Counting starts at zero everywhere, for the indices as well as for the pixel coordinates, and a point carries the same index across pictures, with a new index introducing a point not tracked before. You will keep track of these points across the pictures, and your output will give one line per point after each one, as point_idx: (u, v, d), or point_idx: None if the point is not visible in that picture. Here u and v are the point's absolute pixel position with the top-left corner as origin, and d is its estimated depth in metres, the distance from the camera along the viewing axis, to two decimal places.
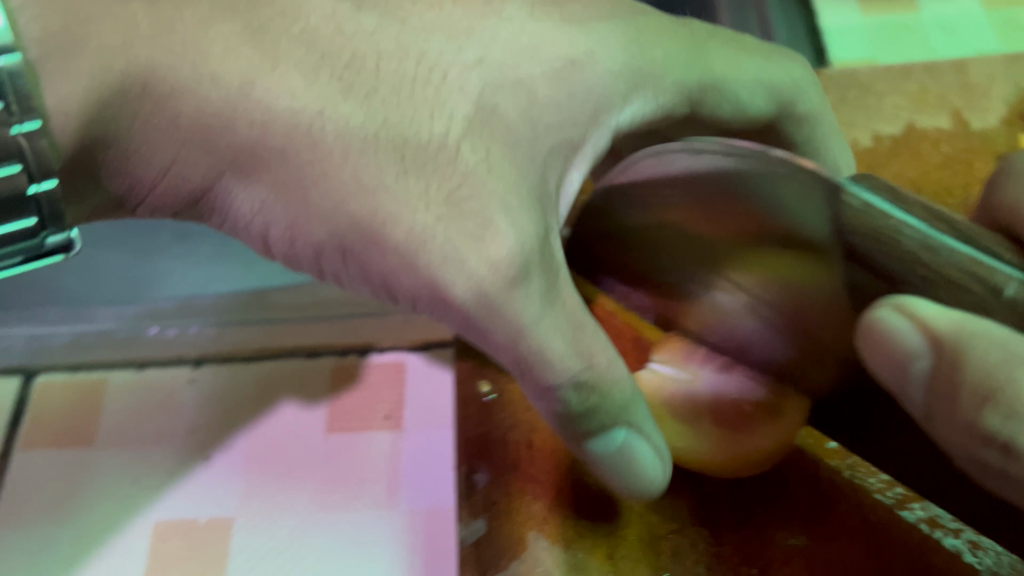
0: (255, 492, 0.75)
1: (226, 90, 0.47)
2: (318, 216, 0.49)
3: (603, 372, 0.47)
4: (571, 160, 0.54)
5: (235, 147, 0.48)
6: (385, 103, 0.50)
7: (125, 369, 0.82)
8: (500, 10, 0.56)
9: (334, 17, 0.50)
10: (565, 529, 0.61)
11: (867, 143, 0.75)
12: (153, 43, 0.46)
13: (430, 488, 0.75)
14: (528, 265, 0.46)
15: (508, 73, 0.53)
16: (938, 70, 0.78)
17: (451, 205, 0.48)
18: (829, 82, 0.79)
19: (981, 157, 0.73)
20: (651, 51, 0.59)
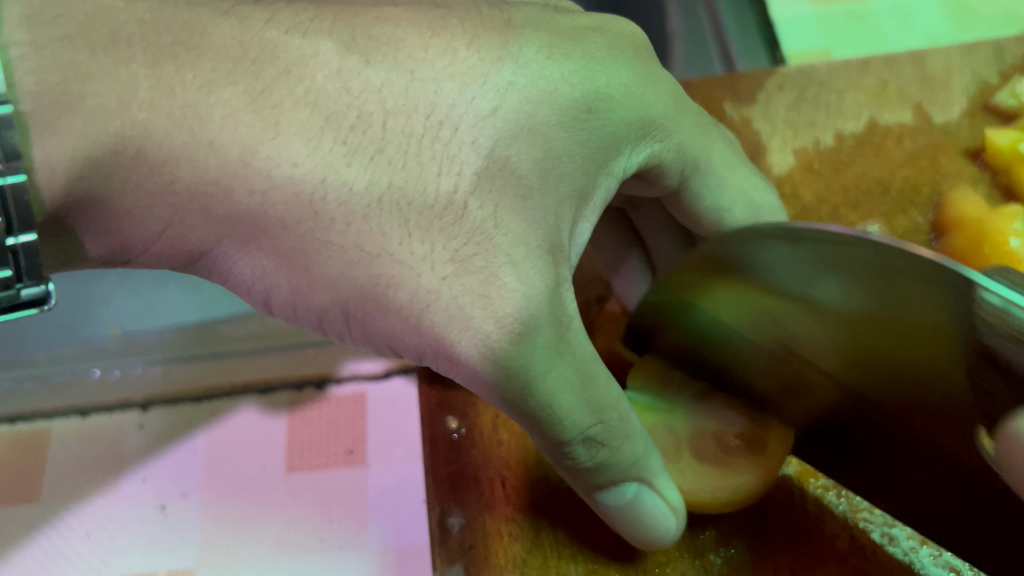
0: (213, 541, 0.74)
1: (225, 157, 0.41)
2: (322, 284, 0.45)
3: (614, 429, 0.49)
4: (582, 211, 0.51)
5: (233, 213, 0.43)
6: (393, 164, 0.44)
7: (70, 420, 0.81)
8: (516, 53, 0.48)
9: (338, 74, 0.44)
10: (548, 570, 0.58)
11: (830, 143, 0.73)
12: (154, 105, 0.40)
13: (395, 524, 0.74)
14: (536, 319, 0.44)
15: (525, 123, 0.47)
16: (896, 63, 0.77)
17: (458, 262, 0.44)
18: (787, 80, 0.77)
19: (945, 153, 0.72)
20: (662, 99, 0.54)
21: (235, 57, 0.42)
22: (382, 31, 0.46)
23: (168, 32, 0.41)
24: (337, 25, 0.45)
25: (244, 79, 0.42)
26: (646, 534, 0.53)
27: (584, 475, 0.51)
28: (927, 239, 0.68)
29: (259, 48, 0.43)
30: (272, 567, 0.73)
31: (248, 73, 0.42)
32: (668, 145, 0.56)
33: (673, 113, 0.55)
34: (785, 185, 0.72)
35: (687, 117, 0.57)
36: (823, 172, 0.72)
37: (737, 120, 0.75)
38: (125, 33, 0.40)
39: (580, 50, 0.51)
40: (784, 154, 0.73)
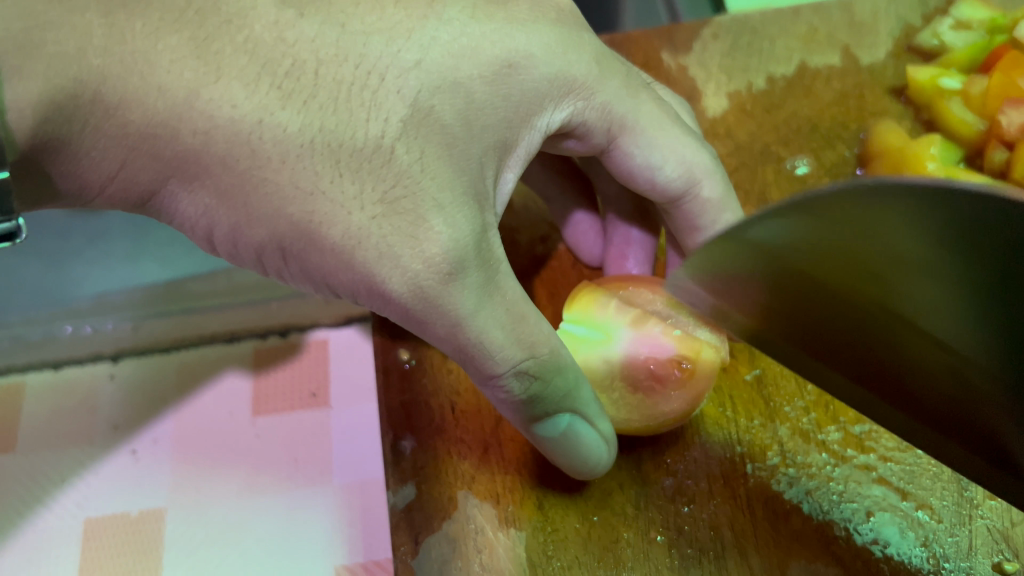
0: (183, 481, 0.78)
1: (172, 101, 0.43)
2: (258, 220, 0.46)
3: (546, 361, 0.50)
4: (505, 162, 0.54)
5: (182, 153, 0.44)
6: (324, 108, 0.46)
7: (42, 373, 0.84)
8: (441, 11, 0.51)
9: (275, 25, 0.45)
10: (495, 486, 0.61)
11: (762, 86, 0.77)
12: (106, 52, 0.41)
13: (359, 462, 0.79)
14: (462, 259, 0.47)
15: (448, 75, 0.49)
16: (826, 9, 0.80)
17: (386, 204, 0.46)
18: (721, 29, 0.80)
19: (872, 91, 0.76)
20: (586, 58, 0.56)
21: (179, 7, 0.43)
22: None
23: None
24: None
25: (188, 28, 0.43)
26: (585, 461, 0.56)
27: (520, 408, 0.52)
28: (852, 170, 0.72)
29: (202, 1, 0.44)
30: (240, 504, 0.76)
31: (191, 22, 0.43)
32: (591, 104, 0.58)
33: (602, 73, 0.57)
34: (720, 125, 0.75)
35: (611, 77, 0.58)
36: (755, 113, 0.75)
37: (674, 68, 0.78)
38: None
39: (504, 12, 0.53)
40: (718, 98, 0.77)
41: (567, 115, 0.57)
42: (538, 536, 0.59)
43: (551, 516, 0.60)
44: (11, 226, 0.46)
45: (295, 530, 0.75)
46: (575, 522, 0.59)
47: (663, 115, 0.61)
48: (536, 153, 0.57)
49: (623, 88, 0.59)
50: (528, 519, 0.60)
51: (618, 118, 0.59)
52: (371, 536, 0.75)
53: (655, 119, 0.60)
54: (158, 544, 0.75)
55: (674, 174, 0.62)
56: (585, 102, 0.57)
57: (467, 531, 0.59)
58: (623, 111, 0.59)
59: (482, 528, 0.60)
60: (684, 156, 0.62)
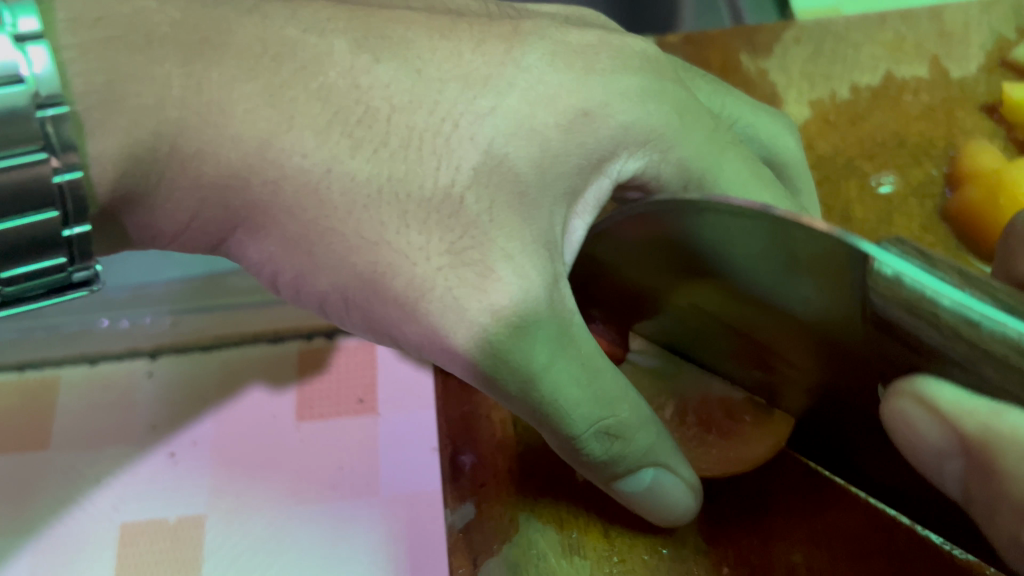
0: (225, 487, 0.75)
1: (245, 151, 0.41)
2: (324, 269, 0.44)
3: (626, 420, 0.48)
4: (572, 208, 0.48)
5: (249, 204, 0.42)
6: (394, 156, 0.43)
7: (79, 367, 0.81)
8: (519, 57, 0.47)
9: (349, 70, 0.43)
10: (555, 509, 0.58)
11: (846, 96, 0.73)
12: (186, 104, 0.39)
13: (408, 473, 0.76)
14: (533, 315, 0.43)
15: (526, 121, 0.45)
16: (915, 17, 0.76)
17: (454, 254, 0.43)
18: (804, 33, 0.76)
19: (963, 107, 0.72)
20: (667, 107, 0.51)
21: (256, 54, 0.41)
22: (393, 31, 0.45)
23: (198, 29, 0.40)
24: (352, 23, 0.44)
25: (263, 75, 0.41)
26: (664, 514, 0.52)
27: (597, 467, 0.50)
28: (941, 191, 0.68)
29: (279, 45, 0.42)
30: (281, 513, 0.74)
31: (269, 69, 0.41)
32: (668, 159, 0.52)
33: (676, 129, 0.51)
34: (802, 137, 0.71)
35: (694, 129, 0.52)
36: (838, 124, 0.72)
37: (754, 71, 0.75)
38: (159, 35, 0.39)
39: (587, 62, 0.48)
40: (799, 107, 0.73)
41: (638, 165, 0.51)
42: (603, 565, 0.56)
43: (618, 545, 0.56)
44: (89, 275, 0.43)
45: (338, 542, 0.72)
46: (643, 552, 0.56)
47: (754, 176, 0.55)
48: (603, 204, 0.51)
49: (705, 145, 0.53)
50: (593, 546, 0.56)
51: (695, 177, 0.53)
52: (421, 554, 0.72)
53: (741, 182, 0.55)
54: (198, 553, 0.72)
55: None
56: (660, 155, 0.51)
57: (529, 557, 0.56)
58: (700, 169, 0.53)
59: (544, 554, 0.56)
60: None
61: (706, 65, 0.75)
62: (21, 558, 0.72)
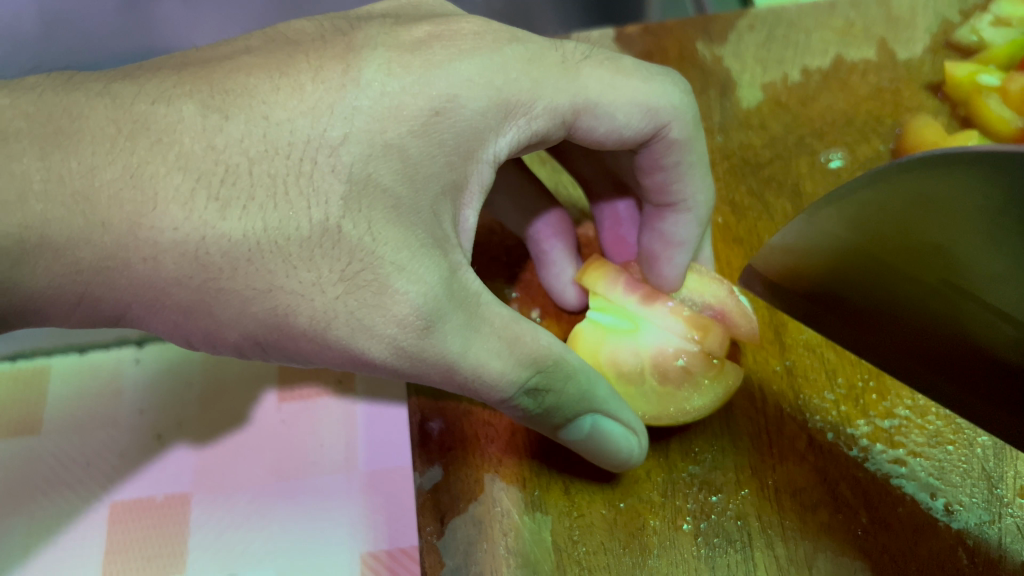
0: (209, 469, 0.78)
1: (118, 234, 0.41)
2: (229, 324, 0.44)
3: (554, 372, 0.50)
4: (461, 201, 0.51)
5: (137, 284, 0.42)
6: (264, 207, 0.44)
7: (67, 356, 0.83)
8: (359, 76, 0.47)
9: (202, 134, 0.43)
10: (519, 469, 0.60)
11: (797, 78, 0.76)
12: (47, 196, 0.40)
13: (386, 449, 0.79)
14: (437, 311, 0.45)
15: (377, 139, 0.47)
16: (863, 3, 0.79)
17: (347, 281, 0.44)
18: (757, 20, 0.79)
19: (908, 87, 0.75)
20: (515, 74, 0.52)
21: (111, 136, 0.42)
22: (236, 81, 0.46)
23: (49, 121, 0.41)
24: (197, 84, 0.45)
25: (121, 156, 0.41)
26: (609, 462, 0.56)
27: (538, 420, 0.52)
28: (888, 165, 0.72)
29: (132, 123, 0.42)
30: (265, 491, 0.76)
31: (124, 149, 0.41)
32: (535, 115, 0.53)
33: (531, 86, 0.52)
34: (755, 118, 0.74)
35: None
36: (790, 106, 0.75)
37: (709, 59, 0.77)
38: (12, 129, 0.40)
39: (422, 57, 0.49)
40: (752, 90, 0.76)
41: (513, 138, 0.53)
42: (563, 521, 0.59)
43: (577, 501, 0.59)
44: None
45: (320, 519, 0.75)
46: (601, 508, 0.59)
47: (616, 76, 0.55)
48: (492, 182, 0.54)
49: (561, 81, 0.53)
50: (554, 504, 0.59)
51: (565, 111, 0.54)
52: (396, 523, 0.75)
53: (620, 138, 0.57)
54: (183, 530, 0.75)
55: None
56: (525, 120, 0.53)
57: (492, 514, 0.59)
58: (566, 104, 0.54)
59: (507, 511, 0.59)
60: None
61: (663, 53, 0.78)
62: (8, 544, 0.75)
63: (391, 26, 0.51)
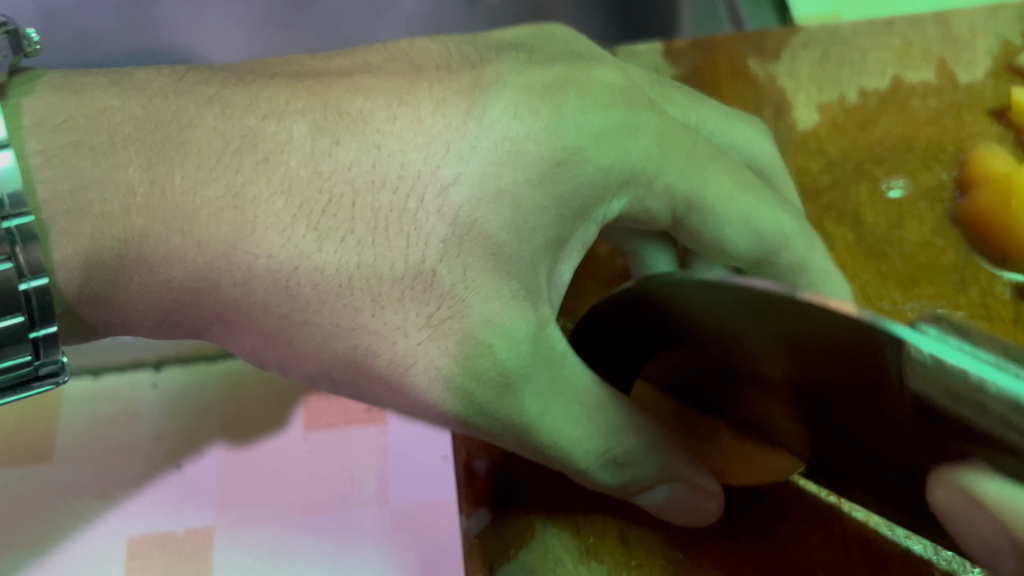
0: (231, 500, 0.74)
1: (210, 256, 0.43)
2: (308, 356, 0.46)
3: (632, 450, 0.50)
4: (560, 255, 0.52)
5: (224, 304, 0.44)
6: (362, 242, 0.45)
7: (81, 379, 0.79)
8: (481, 115, 0.48)
9: (311, 156, 0.45)
10: (574, 512, 0.57)
11: (854, 99, 0.73)
12: (148, 212, 0.42)
13: (416, 484, 0.75)
14: (516, 371, 0.46)
15: (492, 183, 0.47)
16: (921, 24, 0.76)
17: (432, 327, 0.45)
18: (811, 39, 0.76)
19: (971, 111, 0.72)
20: (641, 139, 0.52)
21: (217, 151, 0.44)
22: (351, 105, 0.48)
23: (156, 130, 0.44)
24: (311, 103, 0.47)
25: (225, 175, 0.43)
26: (692, 518, 0.54)
27: (614, 489, 0.53)
28: (952, 196, 0.68)
29: (240, 139, 0.45)
30: (291, 525, 0.73)
31: (229, 167, 0.44)
32: (654, 190, 0.53)
33: (662, 154, 0.53)
34: (811, 140, 0.71)
35: (676, 153, 0.53)
36: (848, 128, 0.72)
37: (762, 77, 0.75)
38: (121, 136, 0.43)
39: (557, 101, 0.50)
40: (808, 111, 0.73)
41: (626, 202, 0.53)
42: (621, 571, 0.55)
43: (636, 551, 0.55)
44: (55, 366, 0.44)
45: (347, 556, 0.71)
46: (660, 560, 0.55)
47: (734, 188, 0.56)
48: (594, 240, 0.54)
49: (685, 167, 0.54)
50: (610, 552, 0.56)
51: (682, 198, 0.54)
52: (432, 562, 0.71)
53: (723, 193, 0.55)
54: (206, 565, 0.71)
55: (748, 249, 0.57)
56: (646, 189, 0.53)
57: (544, 562, 0.55)
58: (687, 189, 0.54)
59: (560, 560, 0.56)
60: (758, 229, 0.56)
61: (714, 72, 0.75)
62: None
63: (531, 64, 0.53)
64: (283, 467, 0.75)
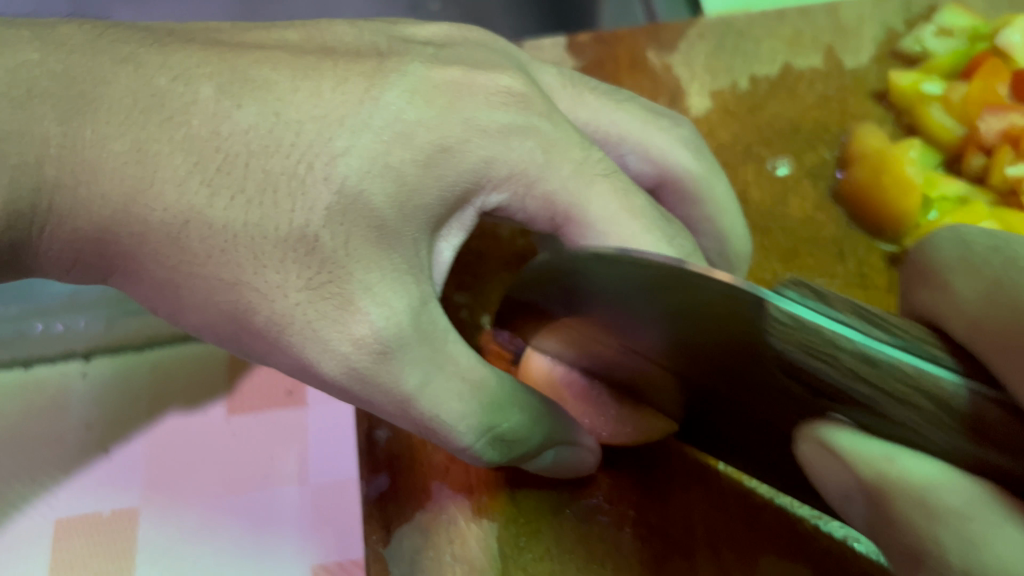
0: (157, 484, 0.77)
1: (113, 207, 0.42)
2: (193, 308, 0.46)
3: (514, 423, 0.51)
4: (440, 232, 0.52)
5: (123, 254, 0.44)
6: (251, 202, 0.45)
7: (11, 371, 0.81)
8: (378, 96, 0.49)
9: (212, 117, 0.44)
10: (468, 475, 0.60)
11: (745, 86, 0.77)
12: (62, 164, 0.42)
13: (334, 464, 0.78)
14: (400, 341, 0.46)
15: (379, 159, 0.47)
16: (812, 13, 0.80)
17: (312, 290, 0.45)
18: (707, 30, 0.80)
19: (854, 96, 0.76)
20: (532, 126, 0.53)
21: (127, 108, 0.43)
22: (258, 73, 0.46)
23: (76, 83, 0.42)
24: (219, 67, 0.46)
25: (132, 131, 0.43)
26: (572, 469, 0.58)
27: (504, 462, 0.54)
28: (833, 173, 0.72)
29: (150, 97, 0.43)
30: (214, 505, 0.75)
31: (136, 123, 0.43)
32: (533, 193, 0.52)
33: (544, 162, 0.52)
34: (703, 125, 0.75)
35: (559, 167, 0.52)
36: (739, 113, 0.75)
37: (659, 67, 0.78)
38: (38, 89, 0.42)
39: (449, 95, 0.51)
40: (701, 97, 0.76)
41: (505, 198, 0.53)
42: (510, 528, 0.58)
43: (526, 507, 0.59)
44: None
45: (268, 534, 0.74)
46: (548, 515, 0.58)
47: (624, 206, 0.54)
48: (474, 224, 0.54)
49: (569, 181, 0.52)
50: (501, 511, 0.59)
51: (562, 210, 0.52)
52: (346, 537, 0.75)
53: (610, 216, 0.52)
54: (131, 545, 0.74)
55: None
56: (526, 189, 0.52)
57: (438, 523, 0.59)
58: (574, 202, 0.52)
59: (454, 520, 0.59)
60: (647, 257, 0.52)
61: (614, 61, 0.78)
62: None
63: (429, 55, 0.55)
64: (206, 451, 0.78)
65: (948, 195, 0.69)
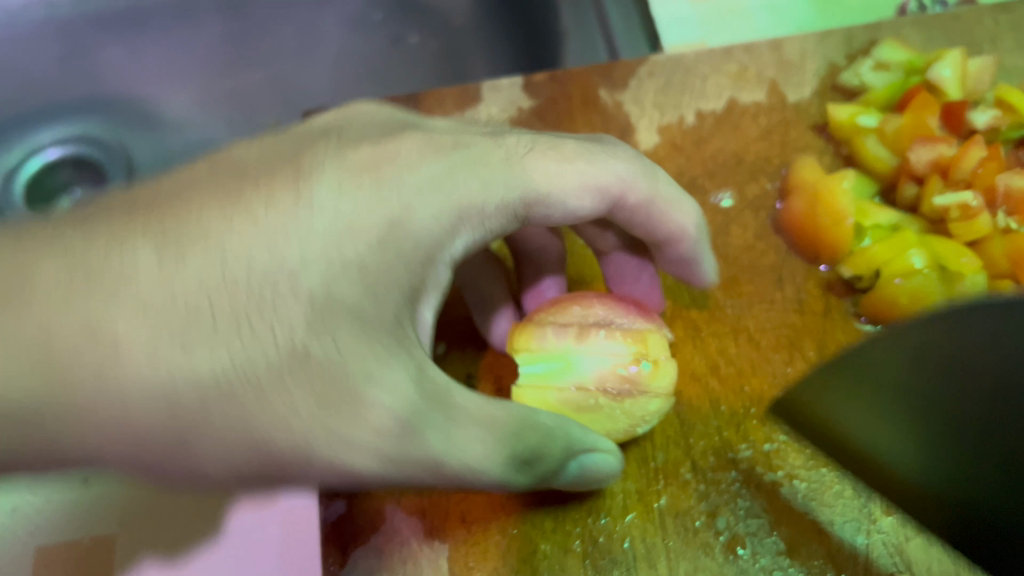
0: None
1: (90, 394, 0.42)
2: (211, 464, 0.45)
3: (543, 447, 0.52)
4: (420, 302, 0.53)
5: (117, 448, 0.43)
6: (230, 342, 0.45)
7: None
8: (311, 199, 0.49)
9: (157, 273, 0.44)
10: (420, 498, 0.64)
11: (692, 122, 0.80)
12: (32, 372, 0.41)
13: None
14: (416, 415, 0.48)
15: (336, 257, 0.48)
16: (757, 49, 0.83)
17: (319, 395, 0.46)
18: (657, 67, 0.83)
19: (795, 129, 0.79)
20: (462, 177, 0.55)
21: (67, 289, 0.42)
22: (184, 208, 0.46)
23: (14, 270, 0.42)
24: (143, 222, 0.45)
25: (83, 309, 0.42)
26: (589, 485, 0.60)
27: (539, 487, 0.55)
28: (773, 203, 0.75)
29: (82, 270, 0.43)
30: None
31: (83, 301, 0.42)
32: (487, 212, 0.56)
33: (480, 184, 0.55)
34: (651, 160, 0.78)
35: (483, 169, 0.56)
36: (685, 148, 0.79)
37: (610, 104, 0.81)
38: None
39: (372, 183, 0.51)
40: (650, 133, 0.80)
41: (467, 239, 0.55)
42: (460, 548, 0.62)
43: (475, 529, 0.63)
44: None
45: None
46: (496, 535, 0.63)
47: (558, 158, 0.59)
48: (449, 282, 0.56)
49: (500, 171, 0.56)
50: (453, 531, 0.63)
51: (516, 203, 0.57)
52: None
53: (547, 167, 0.58)
54: None
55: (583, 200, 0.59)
56: (477, 219, 0.55)
57: (391, 544, 0.63)
58: (520, 178, 0.57)
59: (405, 541, 0.63)
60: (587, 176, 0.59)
61: (568, 100, 0.82)
62: None
63: (338, 141, 0.54)
64: None
65: (881, 224, 0.72)
